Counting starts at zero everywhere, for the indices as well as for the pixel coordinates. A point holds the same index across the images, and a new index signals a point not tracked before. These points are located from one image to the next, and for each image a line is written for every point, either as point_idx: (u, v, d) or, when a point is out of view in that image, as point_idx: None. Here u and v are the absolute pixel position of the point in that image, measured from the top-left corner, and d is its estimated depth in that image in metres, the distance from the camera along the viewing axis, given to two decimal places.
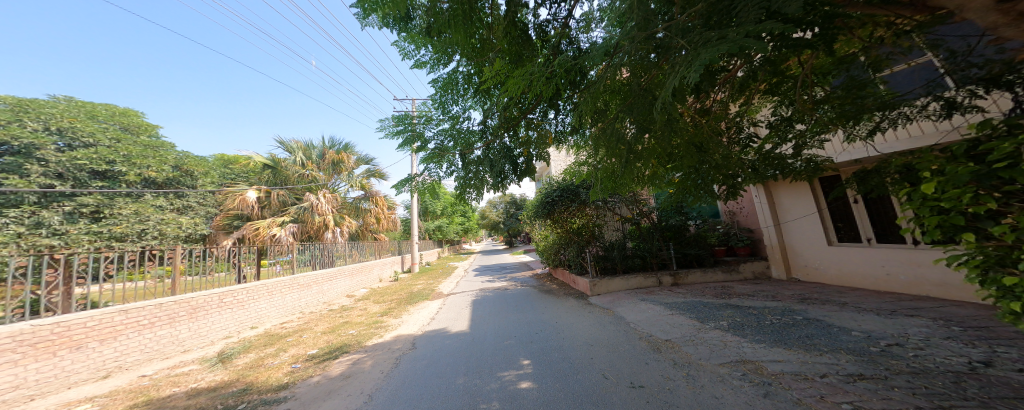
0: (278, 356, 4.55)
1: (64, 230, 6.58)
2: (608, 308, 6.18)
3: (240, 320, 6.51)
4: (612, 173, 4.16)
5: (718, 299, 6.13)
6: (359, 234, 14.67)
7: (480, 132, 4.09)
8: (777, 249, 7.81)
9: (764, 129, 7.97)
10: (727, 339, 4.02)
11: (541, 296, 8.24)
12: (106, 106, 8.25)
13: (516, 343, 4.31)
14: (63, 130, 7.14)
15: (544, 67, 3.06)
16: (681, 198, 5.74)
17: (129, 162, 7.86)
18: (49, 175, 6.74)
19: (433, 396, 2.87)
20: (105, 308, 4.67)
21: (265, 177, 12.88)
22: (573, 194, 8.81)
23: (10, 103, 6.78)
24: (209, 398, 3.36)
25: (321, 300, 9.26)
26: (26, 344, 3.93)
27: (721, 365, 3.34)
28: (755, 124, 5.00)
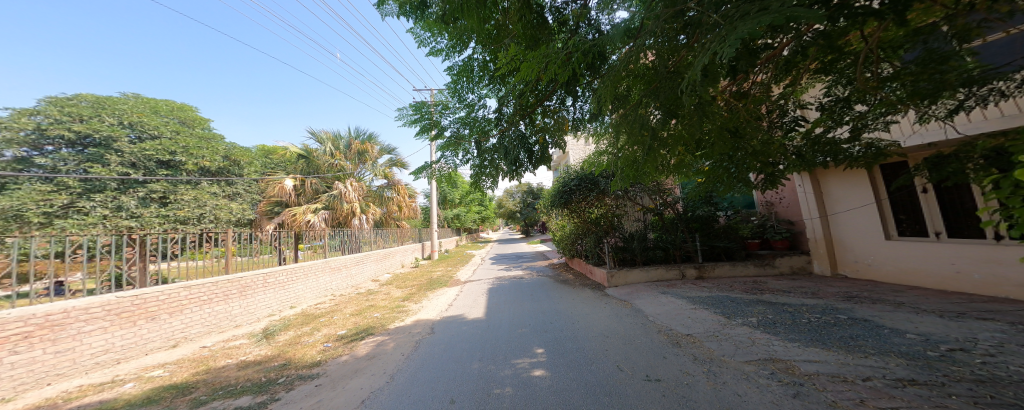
0: (313, 335, 4.93)
1: (139, 213, 7.42)
2: (626, 300, 6.08)
3: (281, 299, 7.08)
4: (634, 163, 4.01)
5: (749, 294, 5.85)
6: (383, 222, 15.38)
7: (495, 120, 4.10)
8: (823, 243, 7.26)
9: (813, 112, 7.40)
10: (756, 336, 3.86)
11: (558, 286, 8.23)
12: (167, 101, 9.04)
13: (531, 331, 4.38)
14: (134, 124, 7.90)
15: (562, 52, 2.96)
16: (710, 187, 5.49)
17: (187, 153, 8.55)
18: (125, 164, 7.52)
19: (451, 379, 3.00)
20: (172, 284, 5.24)
21: (299, 167, 13.67)
22: (591, 184, 8.55)
23: (90, 101, 7.63)
24: (256, 371, 3.70)
25: (350, 284, 9.83)
26: (113, 314, 4.49)
27: (747, 362, 3.22)
28: (803, 107, 4.63)
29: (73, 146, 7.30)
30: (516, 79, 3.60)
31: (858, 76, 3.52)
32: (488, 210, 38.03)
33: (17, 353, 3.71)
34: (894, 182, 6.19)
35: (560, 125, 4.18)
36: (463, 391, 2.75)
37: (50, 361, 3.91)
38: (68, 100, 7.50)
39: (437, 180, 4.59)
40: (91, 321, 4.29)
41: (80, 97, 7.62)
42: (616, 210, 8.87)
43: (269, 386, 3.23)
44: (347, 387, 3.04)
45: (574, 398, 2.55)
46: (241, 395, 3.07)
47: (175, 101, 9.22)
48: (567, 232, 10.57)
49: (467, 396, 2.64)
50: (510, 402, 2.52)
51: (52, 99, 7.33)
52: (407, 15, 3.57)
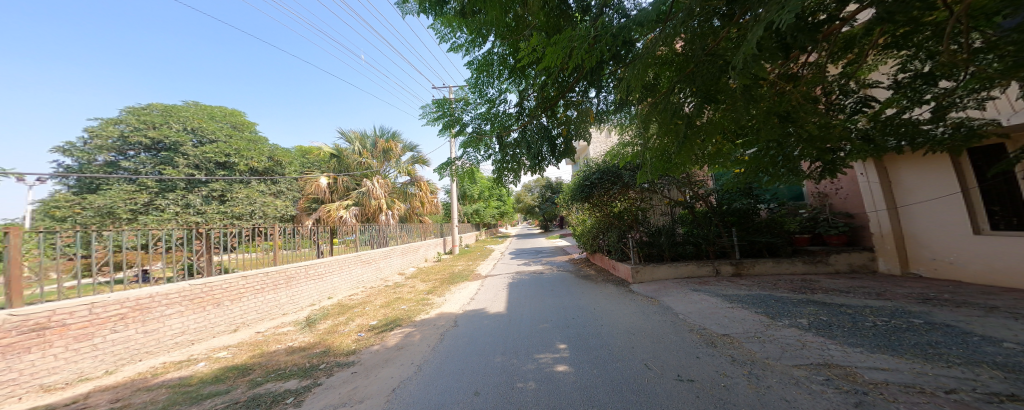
0: (348, 325, 5.26)
1: (204, 209, 8.24)
2: (654, 297, 5.85)
3: (320, 290, 7.62)
4: (662, 152, 3.85)
5: (798, 293, 5.41)
6: (407, 217, 16.02)
7: (517, 114, 4.07)
8: (892, 238, 6.52)
9: (879, 91, 6.62)
10: (807, 339, 3.57)
11: (581, 281, 8.10)
12: (220, 107, 9.94)
13: (554, 326, 4.36)
14: (195, 129, 8.76)
15: (584, 39, 2.85)
16: (753, 177, 5.14)
17: (239, 154, 9.33)
18: (190, 166, 8.40)
19: (475, 372, 3.06)
20: (231, 274, 5.79)
21: (330, 165, 14.40)
22: (615, 176, 8.30)
23: (159, 110, 8.54)
24: (302, 356, 4.01)
25: (379, 277, 10.35)
26: (187, 299, 5.05)
27: (796, 366, 2.99)
28: (870, 86, 4.16)
29: (149, 151, 8.25)
30: (539, 72, 3.56)
31: (945, 48, 3.06)
32: (505, 204, 38.42)
33: (117, 331, 4.29)
34: (989, 168, 5.41)
35: (584, 115, 4.03)
36: (488, 383, 2.80)
37: (140, 339, 4.49)
38: (142, 109, 8.48)
39: (458, 177, 4.64)
40: (171, 305, 4.85)
41: (152, 106, 8.58)
42: (641, 204, 8.57)
43: (313, 371, 3.49)
44: (380, 375, 3.21)
45: (600, 395, 2.52)
46: (289, 379, 3.34)
47: (227, 107, 10.08)
48: (590, 227, 10.32)
49: (491, 388, 2.69)
50: (533, 397, 2.53)
51: (130, 109, 8.32)
52: (427, 12, 3.64)
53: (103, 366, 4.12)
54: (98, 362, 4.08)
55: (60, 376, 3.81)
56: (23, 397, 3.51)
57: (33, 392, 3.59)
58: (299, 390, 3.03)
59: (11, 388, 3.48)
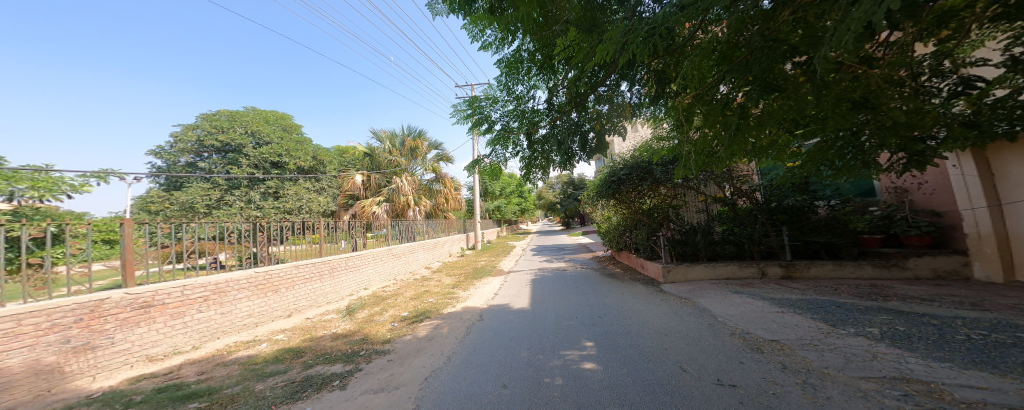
0: (383, 315, 5.59)
1: (262, 205, 9.09)
2: (689, 298, 5.52)
3: (357, 281, 8.18)
4: (708, 145, 3.64)
5: (867, 300, 4.85)
6: (433, 214, 16.57)
7: (546, 111, 4.09)
8: (994, 241, 5.57)
9: (982, 69, 5.67)
10: (878, 350, 3.19)
11: (607, 279, 7.90)
12: (277, 113, 10.93)
13: (579, 324, 4.30)
14: (255, 132, 9.65)
15: (619, 32, 2.74)
16: (814, 170, 4.68)
17: (289, 155, 10.09)
18: (251, 165, 9.34)
19: (502, 365, 3.11)
20: (286, 263, 6.40)
21: (363, 164, 15.16)
22: (645, 172, 7.80)
23: (228, 115, 9.55)
24: (344, 342, 4.32)
25: (407, 270, 10.87)
26: (253, 285, 5.65)
27: (863, 379, 2.69)
28: (971, 65, 3.58)
29: (219, 153, 9.32)
30: (572, 66, 3.50)
31: None
32: (527, 200, 38.41)
33: (202, 311, 4.91)
34: None
35: (620, 108, 3.94)
36: (515, 377, 2.84)
37: (219, 320, 5.09)
38: (213, 115, 9.56)
39: (481, 172, 4.70)
40: (241, 290, 5.46)
41: (221, 113, 9.61)
42: (673, 200, 8.18)
43: (354, 357, 3.76)
44: (413, 364, 3.37)
45: (630, 394, 2.45)
46: (335, 363, 3.61)
47: (279, 111, 11.03)
48: (617, 223, 9.96)
49: (518, 382, 2.73)
50: (561, 393, 2.53)
51: (204, 116, 9.41)
52: (457, 13, 3.75)
53: (191, 342, 4.74)
54: (187, 338, 4.70)
55: (161, 349, 4.44)
56: (133, 365, 4.14)
57: (141, 361, 4.22)
58: (343, 374, 3.27)
59: (126, 356, 4.11)
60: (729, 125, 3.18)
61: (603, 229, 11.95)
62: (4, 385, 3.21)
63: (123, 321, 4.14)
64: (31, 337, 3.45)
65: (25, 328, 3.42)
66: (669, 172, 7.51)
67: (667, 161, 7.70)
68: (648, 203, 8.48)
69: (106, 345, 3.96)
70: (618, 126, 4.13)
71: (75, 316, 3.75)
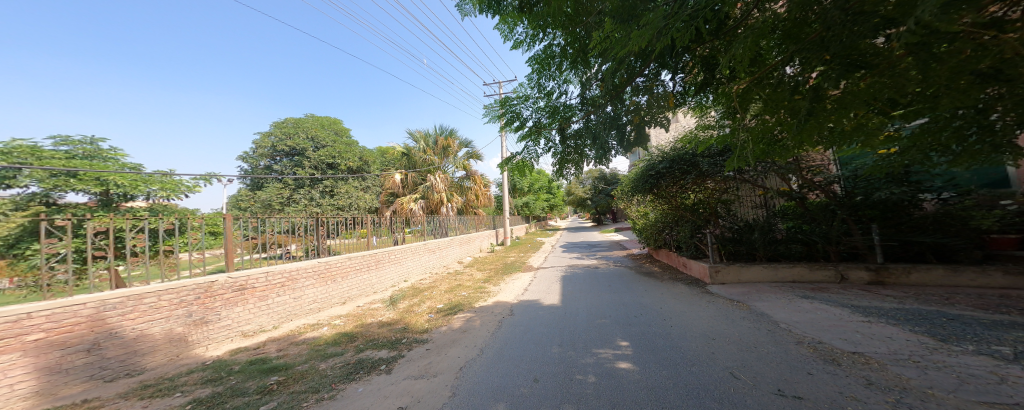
0: (421, 306, 5.89)
1: (321, 202, 10.04)
2: (742, 301, 5.03)
3: (398, 273, 8.72)
4: (771, 133, 3.29)
5: (992, 314, 4.00)
6: (464, 210, 16.99)
7: (578, 106, 4.00)
8: None
9: None
10: (1004, 372, 2.64)
11: (643, 278, 7.52)
12: (330, 118, 11.94)
13: (612, 323, 4.15)
14: (315, 137, 10.63)
15: (661, 16, 2.57)
16: (918, 157, 4.00)
17: (341, 157, 10.94)
18: (312, 167, 10.36)
19: (533, 360, 3.10)
20: (339, 255, 6.99)
21: (401, 163, 15.74)
22: (688, 165, 7.20)
23: (292, 122, 10.60)
24: (389, 330, 4.62)
25: (442, 264, 11.32)
26: (315, 275, 6.25)
27: (983, 403, 2.24)
28: None
29: (287, 156, 10.44)
30: (607, 58, 3.33)
31: None
32: (555, 196, 38.08)
33: (280, 296, 5.57)
34: None
35: (663, 98, 3.73)
36: (546, 371, 2.83)
37: (292, 304, 5.74)
38: (282, 122, 10.70)
39: (511, 169, 4.74)
40: (307, 278, 6.09)
41: (288, 120, 10.74)
42: (722, 196, 7.63)
43: (398, 344, 4.01)
44: (449, 354, 3.51)
45: (670, 397, 2.32)
46: (381, 349, 3.88)
47: (332, 117, 12.07)
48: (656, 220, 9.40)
49: (550, 377, 2.71)
50: (593, 390, 2.46)
51: (275, 124, 10.58)
52: (489, 12, 3.86)
53: (271, 322, 5.39)
54: (270, 318, 5.36)
55: (253, 326, 5.13)
56: (232, 339, 4.82)
57: (238, 336, 4.89)
58: (389, 360, 3.50)
59: (228, 331, 4.81)
60: (799, 110, 2.83)
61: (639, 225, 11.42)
62: (148, 348, 3.97)
63: (227, 300, 4.85)
64: (166, 311, 4.20)
65: (164, 303, 4.18)
66: (718, 164, 6.87)
67: (714, 152, 7.05)
68: (692, 197, 7.89)
69: (215, 320, 4.67)
70: (660, 119, 4.01)
71: (193, 294, 4.47)
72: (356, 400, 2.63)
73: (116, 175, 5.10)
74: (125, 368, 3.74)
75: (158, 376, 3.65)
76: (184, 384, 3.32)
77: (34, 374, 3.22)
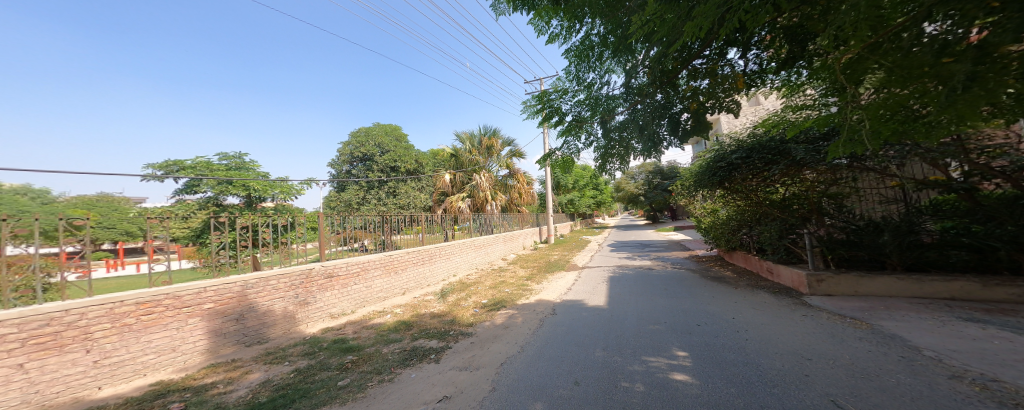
0: (467, 300, 6.16)
1: (387, 200, 12.50)
2: (859, 318, 4.09)
3: (448, 268, 9.23)
4: (905, 106, 2.63)
5: None
6: (507, 208, 17.14)
7: (622, 95, 3.90)
8: None
9: None
10: None
11: (713, 284, 6.63)
12: (390, 125, 14.14)
13: (665, 329, 3.78)
14: (381, 145, 12.97)
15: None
16: None
17: (401, 161, 13.10)
18: (379, 170, 12.88)
19: (574, 362, 2.98)
20: (401, 249, 7.64)
21: (449, 164, 16.04)
22: (777, 153, 6.01)
23: (364, 130, 12.99)
24: (439, 322, 4.91)
25: (487, 260, 11.66)
26: (382, 267, 6.92)
27: None
28: None
29: (363, 162, 13.06)
30: (654, 42, 3.29)
31: None
32: (605, 193, 36.35)
33: (355, 284, 6.31)
34: None
35: (729, 79, 3.68)
36: (587, 375, 2.70)
37: (364, 292, 6.46)
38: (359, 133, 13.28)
39: (552, 165, 4.77)
40: (376, 269, 6.78)
41: (362, 131, 13.21)
42: (830, 189, 6.24)
43: (447, 335, 4.24)
44: (491, 349, 3.58)
45: None
46: (432, 339, 4.13)
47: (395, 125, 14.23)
48: (731, 214, 8.42)
49: (592, 381, 2.57)
50: (640, 400, 2.26)
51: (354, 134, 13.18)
52: (521, 8, 3.87)
53: (350, 307, 6.16)
54: (349, 303, 6.12)
55: (338, 309, 5.93)
56: (323, 319, 5.63)
57: (328, 317, 5.71)
58: (438, 350, 3.72)
59: (320, 312, 5.61)
60: (950, 75, 2.20)
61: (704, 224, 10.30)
62: (271, 321, 4.89)
63: (320, 286, 5.68)
64: (284, 291, 5.12)
65: (281, 286, 5.08)
66: (819, 151, 5.51)
67: (815, 136, 5.75)
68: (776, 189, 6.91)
69: (312, 302, 5.52)
70: (725, 103, 3.87)
71: (296, 280, 5.31)
72: (408, 385, 2.86)
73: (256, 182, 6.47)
74: (254, 337, 4.65)
75: (276, 346, 4.48)
76: (291, 355, 4.00)
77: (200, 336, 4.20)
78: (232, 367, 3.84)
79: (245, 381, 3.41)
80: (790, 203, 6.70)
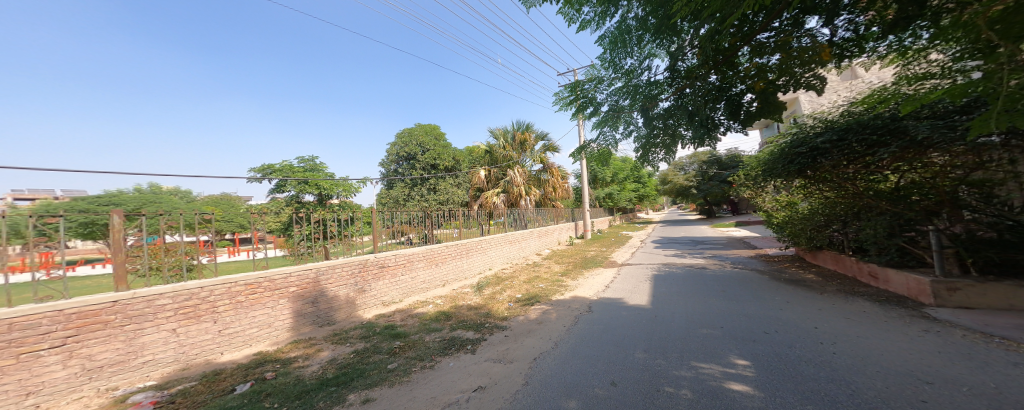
0: (502, 293, 6.27)
1: (428, 196, 13.51)
2: (992, 336, 3.36)
3: (485, 262, 9.43)
4: None
5: None
6: (541, 203, 16.94)
7: (665, 81, 3.81)
8: None
9: None
10: None
11: (776, 287, 5.94)
12: (431, 125, 14.77)
13: (721, 334, 3.49)
14: (423, 144, 13.65)
15: None
16: None
17: (441, 159, 13.73)
18: (422, 168, 13.61)
19: (611, 363, 2.88)
20: (441, 243, 7.96)
21: (484, 160, 15.99)
22: (887, 133, 4.80)
23: (407, 131, 13.78)
24: (475, 314, 5.06)
25: (522, 255, 11.70)
26: (425, 259, 7.28)
27: None
28: None
29: (404, 160, 13.86)
30: (704, 20, 3.04)
31: None
32: (648, 186, 34.34)
33: (402, 275, 6.70)
34: None
35: (810, 50, 3.22)
36: (625, 376, 2.60)
37: (409, 283, 6.85)
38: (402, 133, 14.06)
39: (589, 157, 4.81)
40: (420, 261, 7.15)
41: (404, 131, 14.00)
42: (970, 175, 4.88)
43: (482, 327, 4.36)
44: (524, 343, 3.61)
45: None
46: (469, 330, 4.27)
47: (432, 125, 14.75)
48: (816, 207, 7.30)
49: (630, 383, 2.47)
50: (686, 406, 2.12)
51: (399, 134, 13.99)
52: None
53: (398, 296, 6.57)
54: (397, 293, 6.52)
55: (389, 297, 6.36)
56: (376, 306, 6.09)
57: (380, 304, 6.15)
58: (475, 341, 3.83)
59: (373, 300, 6.06)
60: None
61: (777, 219, 9.14)
62: (338, 305, 5.43)
63: (374, 275, 6.15)
64: (347, 279, 5.64)
65: (344, 274, 5.60)
66: (954, 127, 4.17)
67: (951, 108, 4.29)
68: (885, 176, 5.76)
69: (367, 290, 5.98)
70: (805, 79, 3.49)
71: (355, 269, 5.79)
72: (445, 373, 3.00)
73: (324, 183, 7.45)
74: (323, 319, 5.18)
75: (341, 328, 4.98)
76: (351, 337, 4.43)
77: (290, 315, 4.81)
78: (306, 344, 4.34)
79: (318, 357, 3.85)
80: (908, 193, 5.54)
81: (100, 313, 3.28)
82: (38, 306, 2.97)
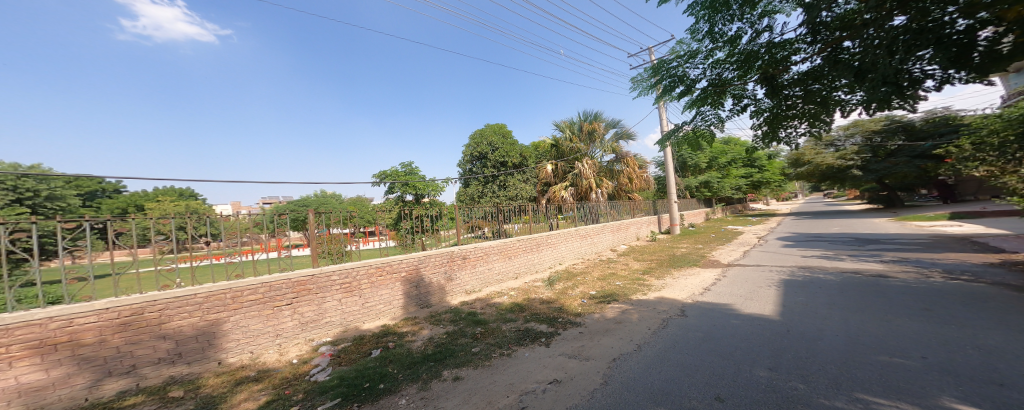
0: (575, 290, 6.18)
1: (498, 192, 14.03)
2: None
3: (555, 256, 9.38)
4: None
5: None
6: (615, 194, 15.99)
7: (801, 38, 3.33)
8: None
9: None
10: None
11: (937, 300, 4.59)
12: (500, 125, 15.12)
13: (917, 366, 2.76)
14: (493, 142, 14.21)
15: None
16: None
17: (509, 156, 14.13)
18: (493, 165, 14.17)
19: (719, 375, 2.62)
20: (512, 237, 8.17)
21: (551, 154, 15.79)
22: None
23: (478, 132, 14.46)
24: (546, 308, 5.09)
25: (594, 250, 11.30)
26: (500, 252, 7.60)
27: None
28: None
29: (476, 159, 14.60)
30: None
31: None
32: (768, 171, 28.69)
33: (480, 266, 7.11)
34: None
35: None
36: (736, 393, 2.34)
37: (486, 275, 7.23)
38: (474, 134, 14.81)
39: (678, 143, 4.49)
40: (495, 253, 7.50)
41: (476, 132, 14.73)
42: None
43: (555, 321, 4.39)
44: (601, 342, 3.52)
45: None
46: (543, 323, 4.35)
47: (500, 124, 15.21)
48: None
49: (740, 401, 2.21)
50: None
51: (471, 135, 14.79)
52: None
53: (477, 285, 6.99)
54: (475, 283, 6.95)
55: (470, 285, 6.82)
56: (460, 294, 6.59)
57: (463, 293, 6.63)
58: (549, 334, 3.88)
59: (457, 288, 6.56)
60: None
61: None
62: (432, 290, 6.06)
63: (458, 265, 6.66)
64: (438, 267, 6.23)
65: (438, 260, 6.22)
66: None
67: None
68: None
69: (453, 279, 6.51)
70: None
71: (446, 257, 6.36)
72: (522, 362, 3.12)
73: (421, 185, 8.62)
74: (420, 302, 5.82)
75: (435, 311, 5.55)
76: (444, 319, 4.92)
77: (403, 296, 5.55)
78: (411, 322, 4.95)
79: (422, 334, 4.39)
80: None
81: (308, 283, 4.46)
82: (280, 276, 4.21)
